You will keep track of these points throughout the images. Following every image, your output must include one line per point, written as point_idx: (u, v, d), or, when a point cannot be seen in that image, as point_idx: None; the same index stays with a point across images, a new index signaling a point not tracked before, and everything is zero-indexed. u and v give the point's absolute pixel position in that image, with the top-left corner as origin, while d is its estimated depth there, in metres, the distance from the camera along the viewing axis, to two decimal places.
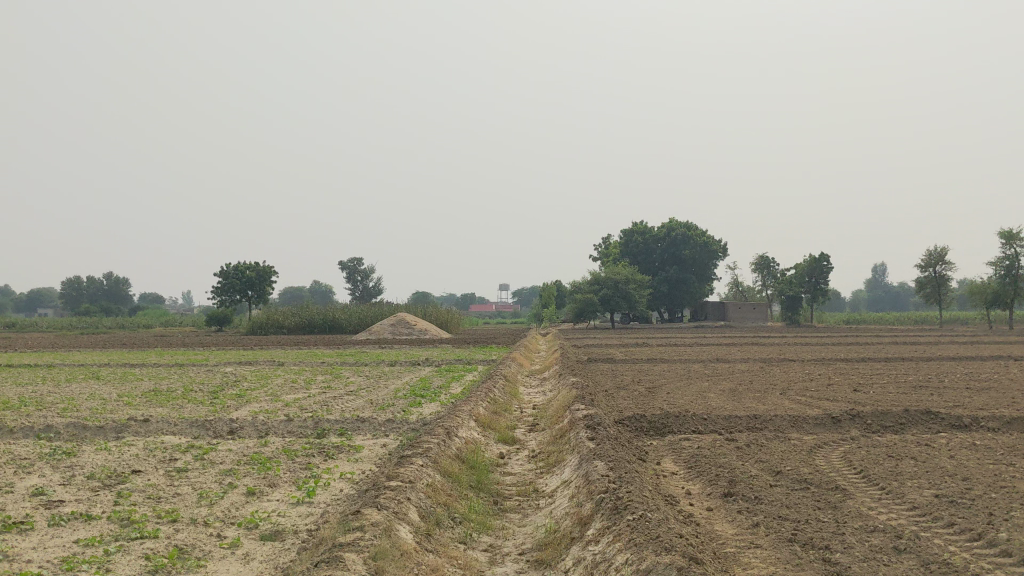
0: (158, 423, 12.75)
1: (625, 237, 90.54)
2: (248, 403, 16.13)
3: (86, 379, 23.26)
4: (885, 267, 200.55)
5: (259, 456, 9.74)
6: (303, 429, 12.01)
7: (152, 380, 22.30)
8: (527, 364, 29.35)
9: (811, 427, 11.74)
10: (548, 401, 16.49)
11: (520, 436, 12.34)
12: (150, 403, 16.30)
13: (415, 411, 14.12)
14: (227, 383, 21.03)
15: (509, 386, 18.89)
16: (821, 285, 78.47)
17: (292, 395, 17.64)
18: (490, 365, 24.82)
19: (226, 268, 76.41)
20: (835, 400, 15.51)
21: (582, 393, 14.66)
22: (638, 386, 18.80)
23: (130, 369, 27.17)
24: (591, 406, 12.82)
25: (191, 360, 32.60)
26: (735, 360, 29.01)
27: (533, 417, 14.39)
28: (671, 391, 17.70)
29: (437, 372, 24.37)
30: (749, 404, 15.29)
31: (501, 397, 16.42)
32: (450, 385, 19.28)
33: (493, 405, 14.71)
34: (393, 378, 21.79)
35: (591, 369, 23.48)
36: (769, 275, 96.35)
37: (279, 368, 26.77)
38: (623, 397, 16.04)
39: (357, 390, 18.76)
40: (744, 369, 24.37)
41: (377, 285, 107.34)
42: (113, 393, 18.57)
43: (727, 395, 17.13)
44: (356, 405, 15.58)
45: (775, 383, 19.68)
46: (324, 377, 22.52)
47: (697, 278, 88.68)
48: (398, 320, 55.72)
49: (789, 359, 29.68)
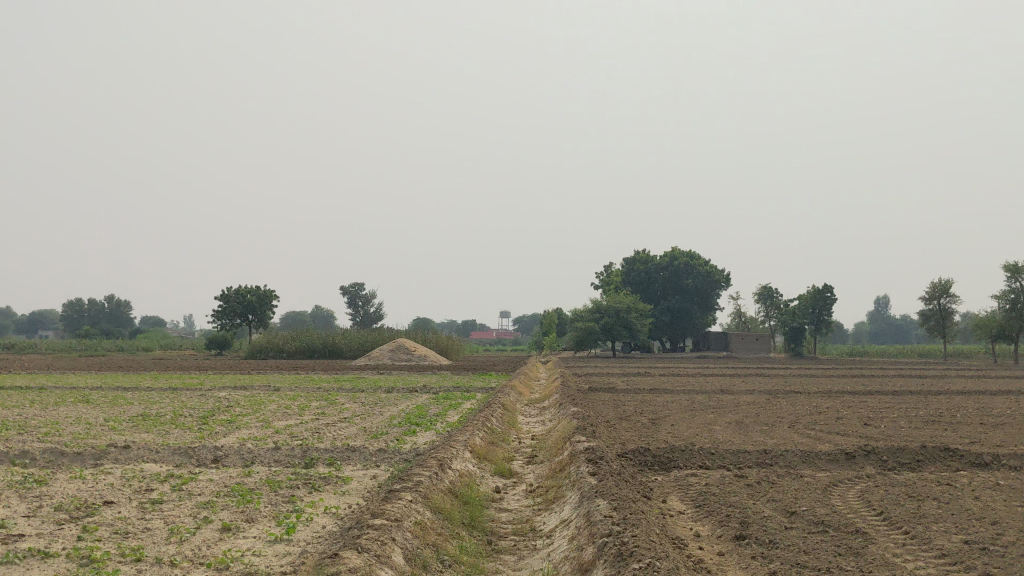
0: (140, 449, 12.18)
1: (627, 265, 90.09)
2: (238, 430, 15.58)
3: (74, 402, 22.67)
4: (887, 299, 199.84)
5: (239, 487, 9.19)
6: (290, 459, 11.46)
7: (143, 404, 21.70)
8: (528, 393, 28.73)
9: (824, 464, 11.17)
10: (547, 432, 15.92)
11: (518, 469, 11.78)
12: (137, 428, 15.72)
13: (409, 441, 13.56)
14: (219, 409, 20.48)
15: (508, 415, 18.34)
16: (825, 317, 77.83)
17: (284, 422, 17.06)
18: (489, 394, 24.28)
19: (227, 292, 75.96)
20: (847, 435, 14.93)
21: (583, 424, 14.10)
22: (641, 417, 18.22)
23: (122, 392, 26.56)
24: (593, 438, 12.26)
25: (187, 383, 32.09)
26: (739, 392, 28.39)
27: (532, 449, 13.84)
28: (675, 423, 17.14)
29: (436, 399, 23.76)
30: (758, 438, 14.74)
31: (499, 426, 15.86)
32: (447, 414, 18.68)
33: (491, 436, 14.16)
34: (389, 406, 21.21)
35: (592, 399, 22.91)
36: (772, 306, 95.72)
37: (274, 393, 26.20)
38: (626, 428, 15.48)
39: (351, 417, 18.22)
40: (750, 401, 23.75)
41: (377, 310, 106.76)
42: (100, 418, 17.98)
43: (735, 427, 16.55)
44: (348, 433, 15.04)
45: (782, 417, 19.07)
46: (319, 403, 21.95)
47: (700, 308, 88.13)
48: (398, 346, 55.18)
49: (794, 392, 29.09)
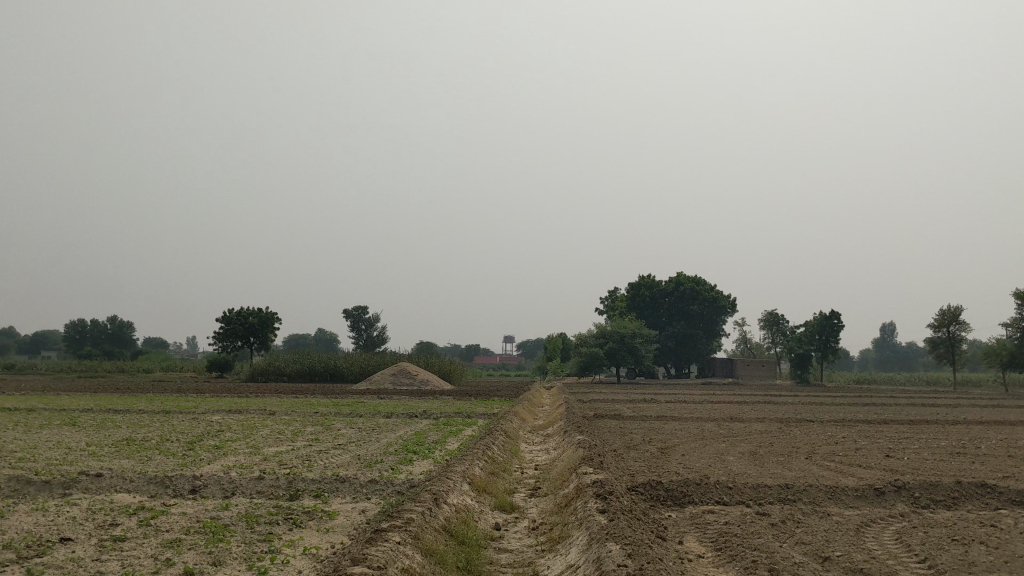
0: (113, 478, 11.31)
1: (632, 290, 89.31)
2: (225, 457, 14.72)
3: (60, 426, 21.80)
4: (893, 326, 198.56)
5: (213, 523, 8.34)
6: (273, 489, 10.61)
7: (130, 428, 20.83)
8: (530, 419, 27.77)
9: (852, 501, 10.33)
10: (551, 461, 15.09)
11: (520, 503, 10.93)
12: (117, 454, 14.85)
13: (404, 470, 12.71)
14: (209, 433, 19.60)
15: (510, 443, 17.49)
16: (831, 343, 76.81)
17: (274, 449, 16.19)
18: (491, 420, 23.36)
19: (228, 313, 75.19)
20: (870, 467, 14.07)
21: (589, 454, 13.27)
22: (650, 446, 17.37)
23: (111, 416, 25.67)
24: (600, 470, 11.41)
25: (182, 406, 31.23)
26: (750, 420, 27.47)
27: (535, 480, 12.99)
28: (686, 453, 16.30)
29: (435, 425, 22.85)
30: (775, 469, 13.89)
31: (500, 455, 15.00)
32: (447, 441, 17.81)
33: (492, 466, 13.31)
34: (386, 432, 20.34)
35: (597, 426, 22.03)
36: (778, 332, 94.71)
37: (269, 417, 25.29)
38: (635, 458, 14.62)
39: (346, 444, 17.39)
40: (761, 430, 22.84)
41: (380, 333, 105.88)
42: (82, 442, 17.12)
43: (749, 458, 15.71)
44: (339, 461, 14.18)
45: (798, 446, 18.18)
46: (313, 428, 21.05)
47: (705, 334, 87.21)
48: (399, 369, 54.31)
49: (806, 420, 28.15)
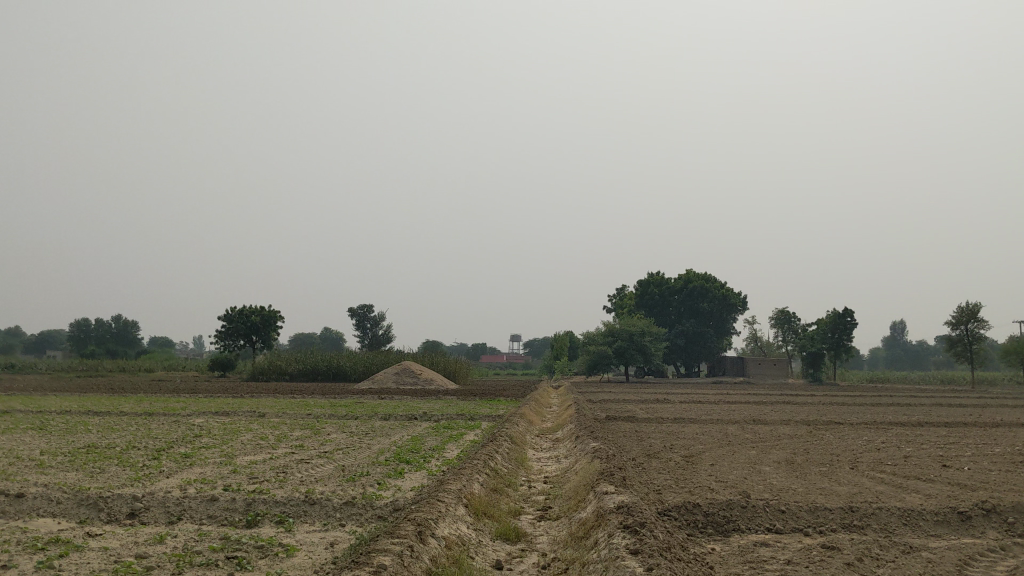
0: (36, 497, 9.36)
1: (641, 287, 87.37)
2: (189, 468, 12.88)
3: (26, 428, 19.98)
4: (902, 324, 196.25)
5: (131, 567, 6.49)
6: (228, 513, 8.75)
7: (100, 432, 18.96)
8: (538, 421, 25.90)
9: (932, 531, 8.47)
10: (562, 474, 13.22)
11: (527, 529, 9.08)
12: (69, 464, 12.98)
13: (392, 488, 10.86)
14: (185, 439, 17.78)
15: (515, 451, 15.63)
16: (845, 342, 74.65)
17: (248, 458, 14.33)
18: (495, 423, 21.52)
19: (231, 312, 73.47)
20: (932, 481, 12.24)
21: (610, 466, 11.39)
22: (672, 455, 15.53)
23: (87, 418, 23.72)
24: (623, 488, 9.56)
25: (170, 408, 29.39)
26: (773, 423, 25.54)
27: (545, 497, 11.13)
28: (715, 463, 14.45)
29: (435, 429, 20.89)
30: (820, 485, 12.10)
31: (504, 467, 13.15)
32: (445, 448, 15.94)
33: (494, 479, 11.49)
34: (379, 437, 18.45)
35: (611, 430, 20.17)
36: (789, 330, 92.65)
37: (257, 419, 23.41)
38: (659, 471, 12.75)
39: (331, 451, 15.52)
40: (790, 434, 20.85)
41: (386, 332, 104.27)
42: (40, 449, 15.25)
43: (788, 469, 13.82)
44: (319, 474, 12.31)
45: (837, 454, 16.26)
46: (300, 433, 19.19)
47: (715, 331, 85.30)
48: (403, 368, 52.42)
49: (836, 422, 26.21)
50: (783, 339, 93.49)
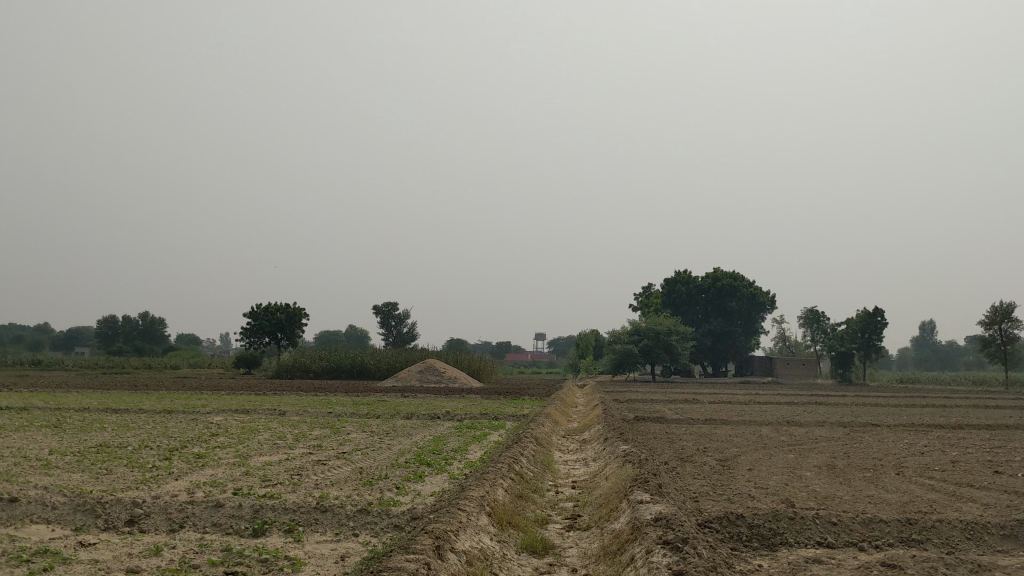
0: (33, 502, 8.79)
1: (668, 286, 86.46)
2: (201, 470, 12.31)
3: (42, 426, 19.48)
4: (932, 324, 193.49)
5: None
6: (234, 521, 8.15)
7: (115, 431, 18.43)
8: (564, 421, 25.22)
9: (998, 547, 7.73)
10: (591, 478, 12.53)
11: (556, 540, 8.41)
12: (76, 466, 12.41)
13: (410, 493, 10.22)
14: (200, 438, 17.25)
15: (541, 453, 14.94)
16: (875, 342, 73.40)
17: (263, 459, 13.73)
18: (521, 423, 20.90)
19: (256, 310, 73.29)
20: (986, 489, 11.45)
21: (643, 472, 10.68)
22: (706, 458, 14.82)
23: (105, 416, 23.24)
24: (659, 497, 8.87)
25: (189, 405, 28.96)
26: (807, 424, 24.73)
27: (574, 504, 10.45)
28: (753, 468, 13.70)
29: (458, 429, 20.21)
30: (868, 493, 11.33)
31: (531, 471, 12.47)
32: (468, 449, 15.27)
33: (520, 484, 10.82)
34: (400, 437, 17.82)
35: (640, 431, 19.43)
36: (818, 330, 91.34)
37: (277, 417, 22.87)
38: (694, 477, 12.06)
39: (349, 452, 14.90)
40: (828, 437, 20.01)
41: (411, 330, 103.98)
42: (49, 448, 14.71)
43: (830, 475, 13.08)
44: (335, 477, 11.70)
45: (881, 459, 15.44)
46: (319, 432, 18.64)
47: (743, 331, 84.21)
48: (427, 366, 51.89)
49: (873, 424, 25.28)
50: (811, 339, 92.21)
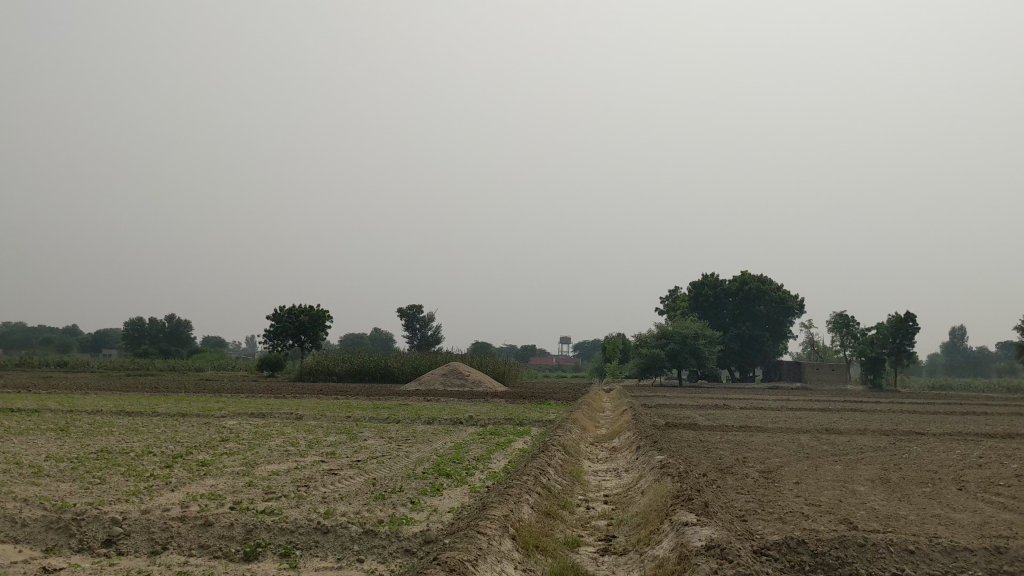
0: (4, 518, 7.90)
1: (695, 289, 85.15)
2: (203, 480, 11.39)
3: (48, 430, 18.65)
4: (963, 330, 190.36)
5: None
6: (224, 543, 7.18)
7: (122, 436, 17.59)
8: (591, 428, 24.11)
9: None
10: (624, 492, 11.50)
11: (589, 567, 7.40)
12: (70, 474, 11.52)
13: (425, 510, 9.26)
14: (209, 443, 16.36)
15: (569, 463, 13.90)
16: (906, 347, 71.60)
17: (271, 468, 12.80)
18: (546, 429, 19.88)
19: (280, 312, 72.71)
20: None
21: (685, 489, 9.64)
22: (748, 471, 13.73)
23: (117, 420, 22.42)
24: (705, 519, 7.85)
25: (205, 408, 28.16)
26: (848, 432, 23.48)
27: (608, 523, 9.41)
28: (800, 481, 12.58)
29: (481, 436, 19.19)
30: (935, 512, 10.20)
31: (559, 484, 11.43)
32: (491, 459, 14.27)
33: (547, 500, 9.82)
34: (419, 444, 16.85)
35: (672, 439, 18.34)
36: (848, 334, 89.58)
37: (293, 422, 21.95)
38: (738, 492, 11.01)
39: (364, 461, 13.94)
40: (872, 447, 18.81)
41: (435, 334, 103.19)
42: (48, 454, 13.88)
43: (886, 490, 11.96)
44: (346, 489, 10.71)
45: (937, 472, 14.25)
46: (334, 437, 17.72)
47: (771, 336, 82.67)
48: (451, 369, 50.90)
49: (918, 432, 23.97)
50: (840, 344, 90.43)
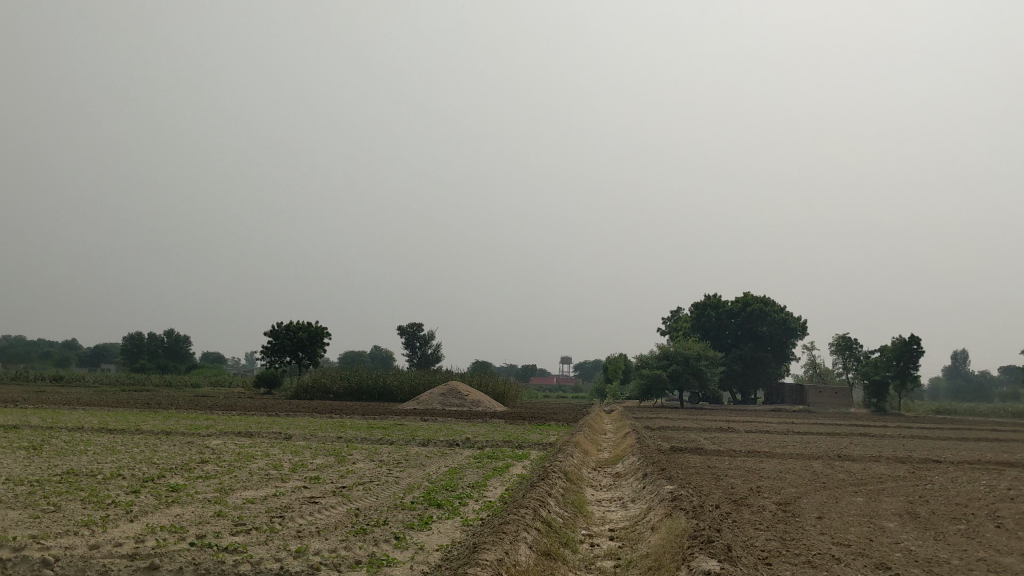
0: None
1: (697, 310, 84.33)
2: (168, 508, 10.34)
3: (19, 449, 17.64)
4: (966, 354, 189.01)
5: None
6: None
7: (95, 456, 16.54)
8: (593, 452, 22.99)
9: None
10: (631, 526, 10.46)
11: None
12: (22, 500, 10.48)
13: (410, 548, 8.29)
14: (185, 466, 15.27)
15: (570, 492, 12.84)
16: (910, 370, 70.41)
17: (247, 495, 11.78)
18: (546, 453, 18.82)
19: (278, 328, 71.67)
20: None
21: (703, 527, 8.61)
22: (765, 503, 12.65)
23: (96, 438, 21.34)
24: (726, 566, 6.88)
25: (191, 427, 27.08)
26: (863, 460, 22.30)
27: (614, 565, 8.38)
28: (823, 517, 11.48)
29: (476, 459, 18.11)
30: (978, 555, 9.14)
31: (560, 517, 10.38)
32: (487, 486, 13.23)
33: (547, 537, 8.80)
34: (411, 469, 15.78)
35: (678, 465, 17.27)
36: (851, 357, 88.43)
37: (280, 443, 20.88)
38: (758, 529, 10.01)
39: (349, 487, 12.91)
40: (890, 477, 17.68)
41: (435, 352, 102.01)
42: (6, 476, 12.82)
43: (918, 528, 10.92)
44: (325, 522, 9.66)
45: (966, 506, 13.21)
46: (321, 461, 16.65)
47: (774, 358, 81.50)
48: (449, 389, 49.73)
49: (934, 460, 22.95)
50: (843, 367, 89.27)
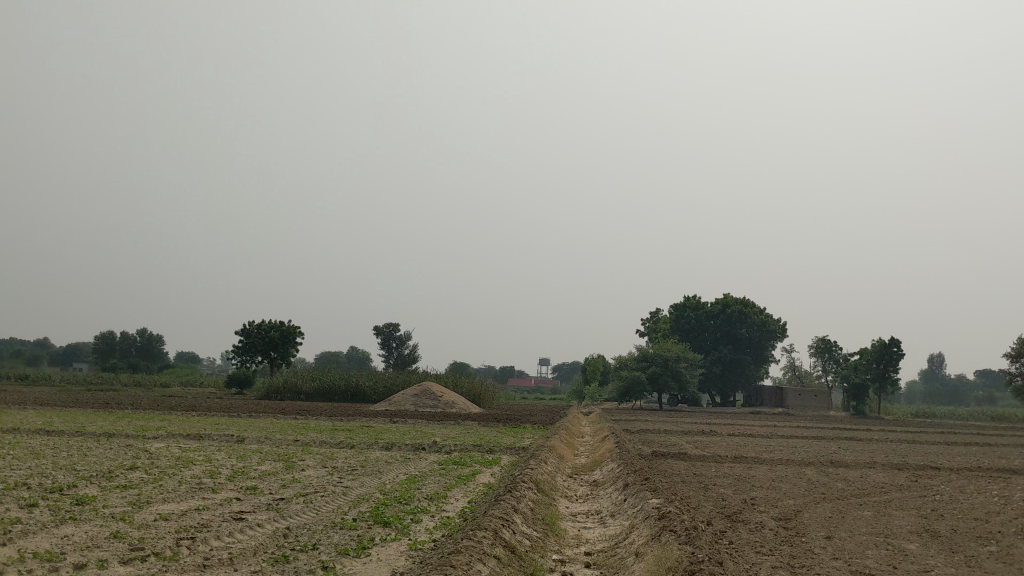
0: None
1: (677, 312, 83.08)
2: (58, 529, 8.61)
3: None
4: (942, 357, 189.31)
5: None
6: None
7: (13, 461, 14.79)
8: (569, 458, 21.33)
9: None
10: (611, 549, 8.85)
11: None
12: None
13: None
14: (107, 473, 13.51)
15: (542, 506, 11.21)
16: (890, 373, 69.24)
17: (165, 509, 10.09)
18: (518, 459, 17.19)
19: (248, 327, 69.55)
20: None
21: (701, 557, 6.97)
22: (762, 519, 11.07)
23: (29, 440, 19.51)
24: None
25: (141, 428, 25.28)
26: (857, 467, 20.71)
27: None
28: (831, 536, 9.94)
29: (440, 465, 16.40)
30: None
31: (527, 538, 8.78)
32: (447, 499, 11.57)
33: (508, 567, 7.20)
34: (364, 478, 14.12)
35: (661, 473, 15.65)
36: (830, 359, 87.41)
37: (231, 447, 19.13)
38: (762, 554, 8.42)
39: (288, 499, 11.21)
40: (893, 486, 16.12)
41: (412, 353, 100.18)
42: None
43: (945, 550, 9.38)
44: (246, 547, 7.94)
45: (989, 523, 11.68)
46: (266, 467, 14.96)
47: (753, 361, 80.17)
48: (422, 390, 47.95)
49: (931, 466, 21.52)
50: (823, 369, 88.26)
